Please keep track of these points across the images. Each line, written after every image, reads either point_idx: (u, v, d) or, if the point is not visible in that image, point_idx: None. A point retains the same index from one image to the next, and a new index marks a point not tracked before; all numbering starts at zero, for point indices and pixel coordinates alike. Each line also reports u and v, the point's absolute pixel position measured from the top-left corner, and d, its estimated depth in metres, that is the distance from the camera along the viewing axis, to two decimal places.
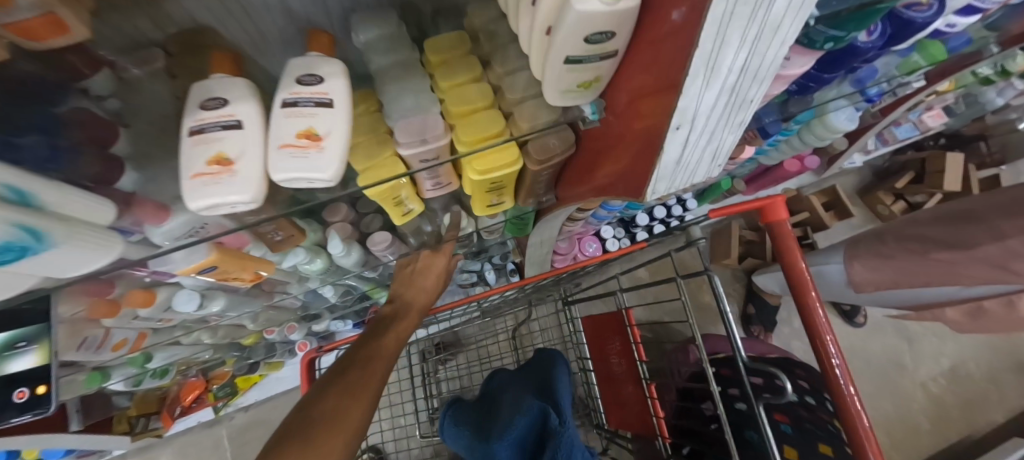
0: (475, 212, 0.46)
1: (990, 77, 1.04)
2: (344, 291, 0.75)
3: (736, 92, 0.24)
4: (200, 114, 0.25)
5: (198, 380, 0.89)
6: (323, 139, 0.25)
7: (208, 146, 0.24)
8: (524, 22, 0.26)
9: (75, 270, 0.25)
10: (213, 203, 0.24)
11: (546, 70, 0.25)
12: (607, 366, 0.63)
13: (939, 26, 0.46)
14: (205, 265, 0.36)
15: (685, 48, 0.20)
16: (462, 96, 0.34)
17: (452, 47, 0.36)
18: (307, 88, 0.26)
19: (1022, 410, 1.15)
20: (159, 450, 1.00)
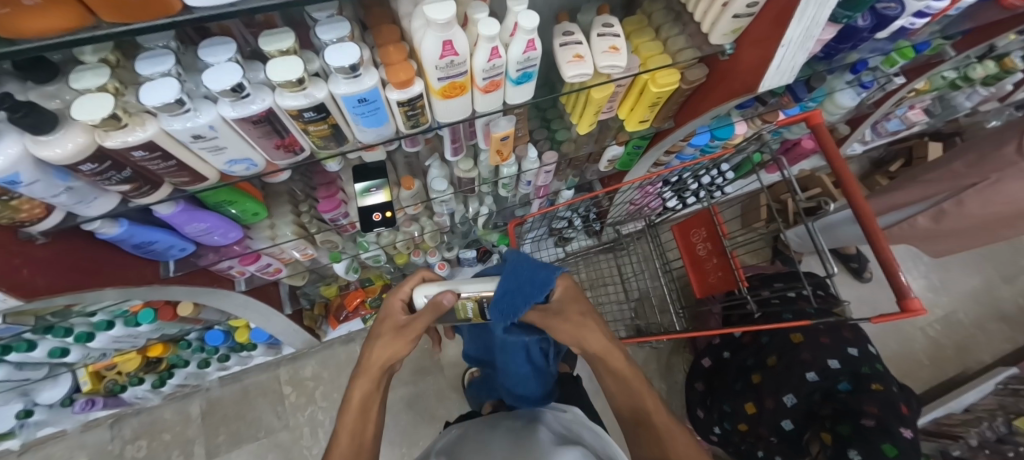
0: (629, 126, 0.76)
1: (956, 82, 1.36)
2: (488, 214, 1.03)
3: (810, 30, 0.53)
4: (562, 38, 0.54)
5: (358, 289, 1.13)
6: (620, 49, 0.54)
7: (571, 50, 0.53)
8: (705, 2, 0.56)
9: (517, 102, 0.52)
10: (575, 73, 0.53)
11: (719, 22, 0.55)
12: (694, 253, 0.88)
13: (905, 24, 0.76)
14: (506, 134, 0.64)
15: (792, 7, 0.49)
16: (649, 47, 0.63)
17: (638, 23, 0.66)
18: (609, 28, 0.55)
19: (1007, 352, 1.39)
20: (307, 359, 1.23)
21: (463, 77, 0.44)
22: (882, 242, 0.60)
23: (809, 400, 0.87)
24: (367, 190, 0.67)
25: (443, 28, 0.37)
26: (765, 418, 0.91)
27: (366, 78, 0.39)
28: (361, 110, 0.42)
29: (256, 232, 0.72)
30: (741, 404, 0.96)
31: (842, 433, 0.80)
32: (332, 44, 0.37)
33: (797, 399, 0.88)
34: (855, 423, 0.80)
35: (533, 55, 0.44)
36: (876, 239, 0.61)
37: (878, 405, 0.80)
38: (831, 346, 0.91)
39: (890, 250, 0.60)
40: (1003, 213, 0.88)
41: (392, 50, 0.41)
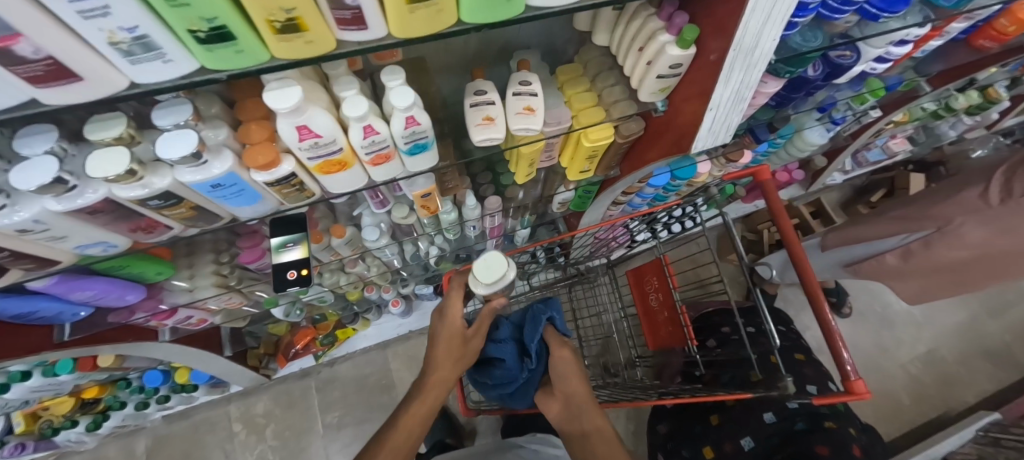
0: (569, 176, 0.72)
1: (939, 112, 1.31)
2: (439, 253, 1.00)
3: (740, 93, 0.49)
4: (474, 97, 0.50)
5: (309, 327, 1.09)
6: (535, 111, 0.50)
7: (481, 111, 0.49)
8: (631, 58, 0.52)
9: (419, 169, 0.48)
10: (484, 138, 0.49)
11: (644, 81, 0.51)
12: (646, 303, 0.84)
13: (866, 69, 0.72)
14: (427, 191, 0.60)
15: (716, 71, 0.45)
16: (581, 99, 0.59)
17: (572, 72, 0.61)
18: (525, 87, 0.51)
19: (993, 391, 1.33)
20: (258, 395, 1.19)
21: (340, 155, 0.40)
22: (823, 312, 0.55)
23: (766, 444, 0.81)
24: (284, 245, 0.63)
25: (293, 115, 0.33)
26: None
27: (214, 165, 0.35)
28: (222, 193, 0.38)
29: (172, 286, 0.67)
30: (700, 449, 0.91)
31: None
32: (169, 131, 0.33)
33: (754, 443, 0.83)
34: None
35: (418, 130, 0.40)
36: (819, 310, 0.56)
37: (829, 444, 0.75)
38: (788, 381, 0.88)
39: (833, 322, 0.56)
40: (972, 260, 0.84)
41: (253, 129, 0.37)
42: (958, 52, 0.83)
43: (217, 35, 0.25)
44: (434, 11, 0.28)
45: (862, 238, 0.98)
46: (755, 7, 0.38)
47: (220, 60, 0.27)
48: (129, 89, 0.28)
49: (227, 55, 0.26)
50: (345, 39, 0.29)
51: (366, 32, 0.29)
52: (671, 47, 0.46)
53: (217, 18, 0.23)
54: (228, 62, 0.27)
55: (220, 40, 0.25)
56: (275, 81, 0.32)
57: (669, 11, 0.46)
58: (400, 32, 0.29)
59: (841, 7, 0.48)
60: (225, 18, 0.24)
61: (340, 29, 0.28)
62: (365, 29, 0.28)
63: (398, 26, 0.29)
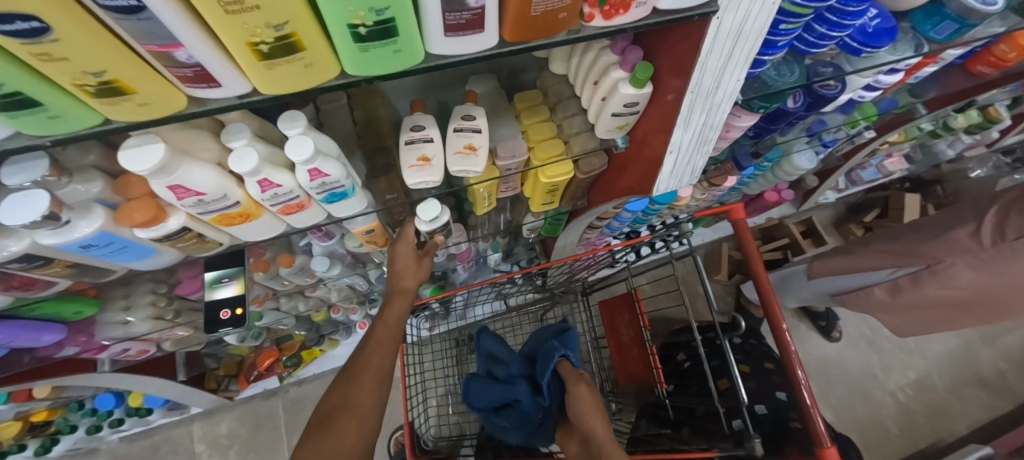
0: (532, 207, 0.67)
1: (937, 131, 1.26)
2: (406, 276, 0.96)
3: (704, 135, 0.44)
4: (410, 133, 0.45)
5: (272, 348, 1.05)
6: (477, 150, 0.45)
7: (417, 150, 0.44)
8: (587, 91, 0.47)
9: (344, 214, 0.43)
10: (419, 181, 0.44)
11: (599, 118, 0.46)
12: (617, 337, 0.80)
13: (854, 96, 0.67)
14: (370, 227, 0.56)
15: (674, 113, 0.41)
16: (538, 130, 0.54)
17: (532, 99, 0.56)
18: (468, 122, 0.46)
19: (985, 422, 1.28)
20: (222, 415, 1.15)
21: (239, 208, 0.35)
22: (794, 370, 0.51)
23: None
24: (218, 281, 0.59)
25: (161, 174, 0.28)
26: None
27: (79, 225, 0.31)
28: (100, 251, 0.34)
29: (102, 320, 0.63)
30: None
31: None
32: (21, 191, 0.28)
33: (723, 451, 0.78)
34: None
35: (329, 181, 0.36)
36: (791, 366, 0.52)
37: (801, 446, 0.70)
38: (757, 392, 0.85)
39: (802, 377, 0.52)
40: (961, 297, 0.80)
41: (133, 181, 0.32)
42: (955, 77, 0.78)
43: (13, 101, 0.20)
44: (304, 66, 0.23)
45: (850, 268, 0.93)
46: (711, 47, 0.34)
47: (35, 126, 0.22)
48: None
49: (39, 121, 0.22)
50: (203, 96, 0.24)
51: (226, 89, 0.24)
52: (624, 85, 0.41)
53: (2, 85, 0.18)
54: (46, 127, 0.22)
55: (22, 107, 0.20)
56: (135, 136, 0.27)
57: (622, 45, 0.41)
58: (268, 88, 0.25)
59: (818, 41, 0.43)
60: (16, 85, 0.19)
61: (188, 87, 0.23)
62: (222, 86, 0.24)
63: (264, 83, 0.24)
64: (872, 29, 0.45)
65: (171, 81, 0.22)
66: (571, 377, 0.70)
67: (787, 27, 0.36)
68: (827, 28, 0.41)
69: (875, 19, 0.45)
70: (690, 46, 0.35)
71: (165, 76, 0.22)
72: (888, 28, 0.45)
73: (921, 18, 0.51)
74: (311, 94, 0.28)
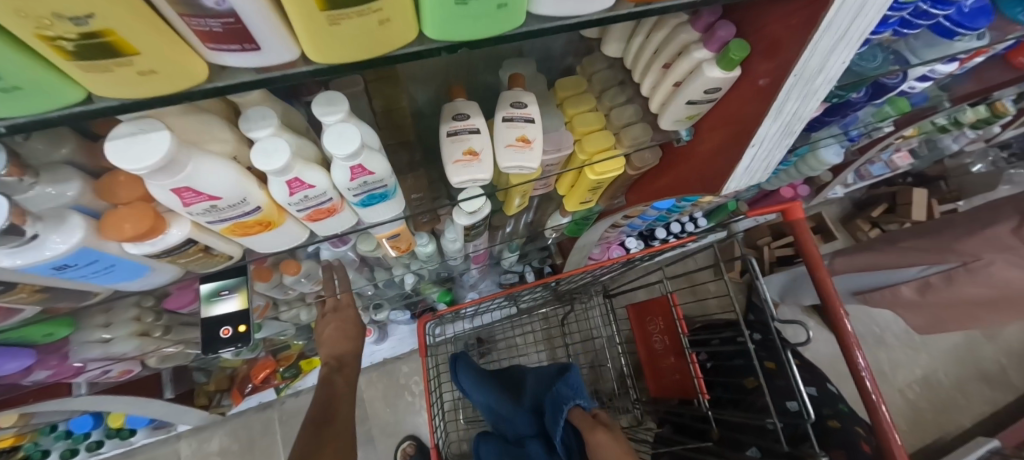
0: (567, 206, 0.61)
1: (946, 127, 1.25)
2: (416, 280, 0.89)
3: (789, 127, 0.39)
4: (452, 122, 0.39)
5: (268, 359, 0.96)
6: (532, 142, 0.39)
7: (462, 143, 0.38)
8: (652, 76, 0.42)
9: (378, 219, 0.36)
10: (466, 178, 0.38)
11: (669, 106, 0.41)
12: (650, 345, 0.75)
13: (905, 88, 0.63)
14: (396, 232, 0.50)
15: (766, 101, 0.35)
16: (585, 120, 0.48)
17: (576, 86, 0.50)
18: (519, 110, 0.39)
19: (987, 416, 1.30)
20: (213, 431, 1.06)
21: (259, 214, 0.28)
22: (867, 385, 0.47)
23: None
24: (217, 293, 0.51)
25: (165, 175, 0.21)
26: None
27: (51, 240, 0.23)
28: (78, 272, 0.26)
29: (77, 341, 0.54)
30: None
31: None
32: None
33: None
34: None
35: (371, 180, 0.29)
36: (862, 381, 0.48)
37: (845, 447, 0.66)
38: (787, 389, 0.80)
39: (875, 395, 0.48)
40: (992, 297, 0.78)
41: (122, 182, 0.25)
42: (993, 69, 0.75)
43: None
44: (378, 24, 0.17)
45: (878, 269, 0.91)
46: (832, 23, 0.28)
47: None
48: None
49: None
50: (226, 63, 0.17)
51: (265, 55, 0.17)
52: (710, 66, 0.35)
53: None
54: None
55: None
56: (129, 121, 0.20)
57: (707, 21, 0.35)
58: (320, 54, 0.18)
59: (915, 21, 0.38)
60: None
61: (214, 48, 0.16)
62: (259, 50, 0.17)
63: (319, 45, 0.17)
64: (968, 9, 0.42)
65: (188, 37, 0.15)
66: (585, 424, 0.63)
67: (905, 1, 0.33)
68: (932, 3, 0.37)
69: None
70: (806, 22, 0.29)
71: (175, 31, 0.15)
72: (984, 8, 0.42)
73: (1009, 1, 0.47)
74: (369, 66, 0.21)
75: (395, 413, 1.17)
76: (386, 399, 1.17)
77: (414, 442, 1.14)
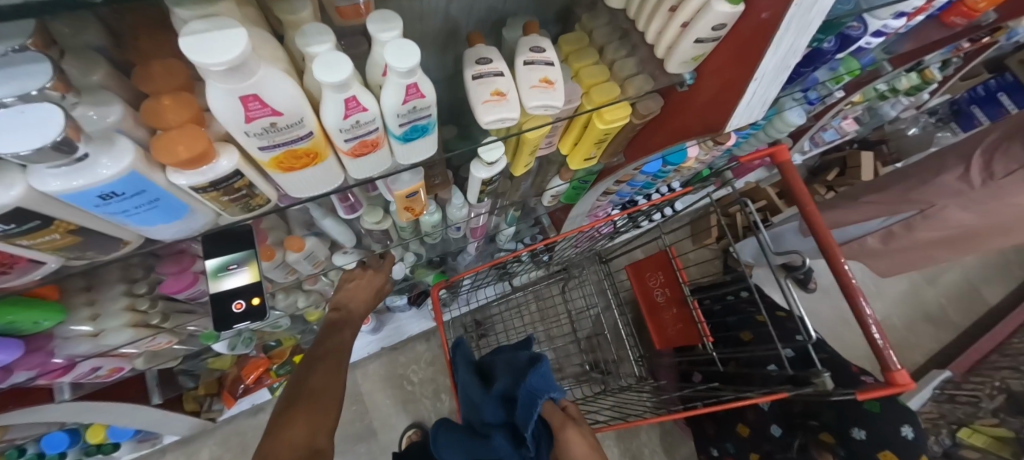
0: (572, 165, 0.63)
1: (885, 93, 1.39)
2: (415, 260, 0.88)
3: (785, 61, 0.43)
4: (476, 66, 0.39)
5: (261, 357, 0.91)
6: (554, 84, 0.41)
7: (488, 85, 0.39)
8: (659, 20, 0.44)
9: (413, 159, 0.37)
10: (496, 118, 0.38)
11: (677, 47, 0.44)
12: (652, 299, 0.78)
13: (862, 43, 0.70)
14: (414, 189, 0.47)
15: (768, 33, 0.38)
16: (591, 73, 0.49)
17: (579, 41, 0.51)
18: (539, 54, 0.41)
19: (935, 351, 1.45)
20: (202, 441, 1.00)
21: (308, 142, 0.28)
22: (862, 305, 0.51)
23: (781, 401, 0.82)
24: (224, 268, 0.48)
25: (231, 78, 0.21)
26: (760, 437, 0.83)
27: (100, 162, 0.22)
28: (119, 206, 0.25)
29: (62, 335, 0.50)
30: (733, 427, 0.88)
31: (830, 423, 0.75)
32: (5, 107, 0.19)
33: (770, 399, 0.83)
34: (834, 405, 0.76)
35: (420, 106, 0.29)
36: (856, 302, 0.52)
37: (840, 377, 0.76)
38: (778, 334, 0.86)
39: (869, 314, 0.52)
40: (943, 234, 0.87)
41: (167, 107, 0.24)
42: (929, 29, 0.85)
43: None
44: None
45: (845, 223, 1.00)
46: None
47: None
48: None
49: None
50: None
51: None
52: (718, 2, 0.38)
53: None
54: None
55: None
56: (198, 20, 0.20)
57: None
58: None
59: None
60: None
61: None
62: None
63: None
64: None
65: None
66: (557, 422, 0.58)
67: None
68: None
69: None
70: None
71: None
72: None
73: None
74: None
75: (395, 404, 1.14)
76: (386, 390, 1.14)
77: (419, 430, 1.11)
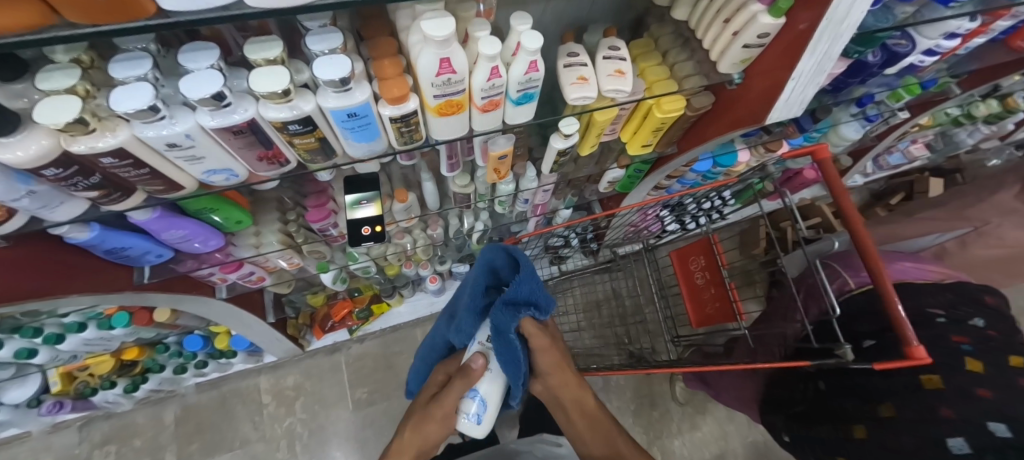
0: (631, 150, 0.74)
1: (960, 119, 1.34)
2: (481, 232, 1.02)
3: (821, 64, 0.52)
4: (567, 58, 0.53)
5: (347, 299, 1.11)
6: (625, 74, 0.52)
7: (575, 72, 0.51)
8: (714, 29, 0.55)
9: (517, 120, 0.50)
10: (579, 96, 0.51)
11: (728, 51, 0.54)
12: (692, 281, 0.86)
13: (914, 61, 0.75)
14: (504, 152, 0.61)
15: (806, 40, 0.48)
16: (655, 71, 0.61)
17: (645, 46, 0.63)
18: (615, 52, 0.53)
19: None
20: (289, 368, 1.20)
21: (461, 95, 0.42)
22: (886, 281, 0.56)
23: None
24: (358, 202, 0.64)
25: (441, 45, 0.35)
26: None
27: (357, 90, 0.37)
28: (351, 124, 0.40)
29: (241, 241, 0.69)
30: None
31: None
32: (322, 55, 0.35)
33: None
34: None
35: (535, 77, 0.42)
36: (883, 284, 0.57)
37: None
38: (957, 421, 0.54)
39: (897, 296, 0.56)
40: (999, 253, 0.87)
41: (387, 64, 0.39)
42: (995, 52, 0.87)
43: None
44: None
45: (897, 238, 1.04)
46: None
47: None
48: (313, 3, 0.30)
49: None
50: None
51: None
52: (763, 16, 0.48)
53: None
54: None
55: None
56: (429, 11, 0.34)
57: None
58: None
59: None
60: None
61: None
62: None
63: None
64: None
65: None
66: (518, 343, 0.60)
67: None
68: None
69: None
70: None
71: None
72: None
73: None
74: None
75: None
76: None
77: None
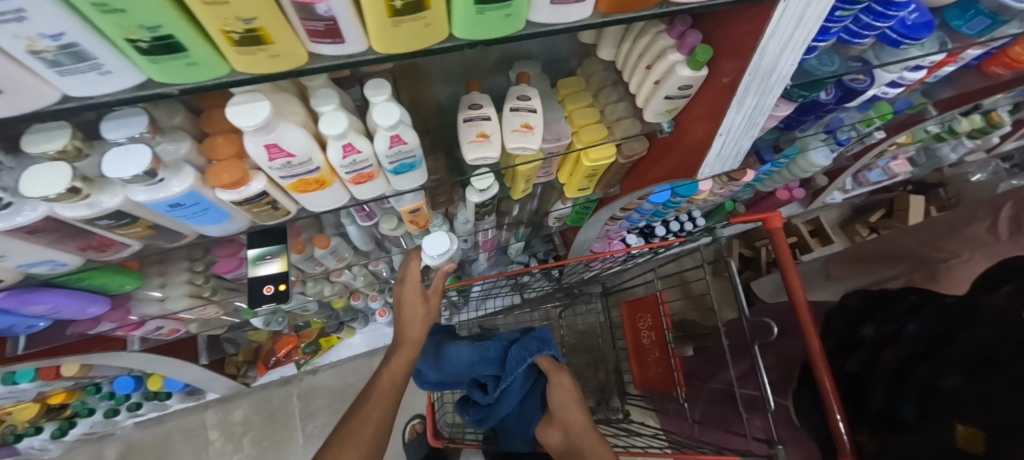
0: (567, 193, 0.68)
1: (942, 135, 1.27)
2: None
3: (752, 117, 0.48)
4: (468, 111, 0.46)
5: (290, 335, 1.04)
6: (533, 128, 0.47)
7: (475, 128, 0.45)
8: (638, 75, 0.49)
9: (406, 186, 0.45)
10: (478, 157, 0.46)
11: (651, 101, 0.48)
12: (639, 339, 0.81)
13: (877, 93, 0.69)
14: (415, 206, 0.55)
15: (730, 93, 0.42)
16: (582, 114, 0.55)
17: (574, 86, 0.57)
18: (524, 102, 0.47)
19: None
20: (237, 402, 1.15)
21: (317, 174, 0.36)
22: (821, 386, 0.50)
23: None
24: (261, 257, 0.58)
25: (261, 132, 0.30)
26: None
27: (172, 182, 0.31)
28: (184, 212, 0.35)
29: (139, 298, 0.63)
30: None
31: None
32: (119, 145, 0.29)
33: None
34: None
35: (405, 149, 0.37)
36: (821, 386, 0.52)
37: None
38: None
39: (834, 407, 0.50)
40: None
41: (220, 143, 0.33)
42: (970, 77, 0.81)
43: (163, 46, 0.21)
44: (422, 25, 0.25)
45: (869, 269, 0.99)
46: (773, 30, 0.35)
47: (169, 73, 0.24)
48: (53, 105, 0.24)
49: (181, 67, 0.23)
50: (322, 51, 0.26)
51: (343, 45, 0.26)
52: (682, 67, 0.43)
53: (161, 27, 0.19)
54: (176, 75, 0.24)
55: (169, 54, 0.22)
56: (241, 94, 0.29)
57: (681, 29, 0.42)
58: (383, 46, 0.27)
59: (862, 31, 0.45)
60: (171, 27, 0.20)
61: (320, 40, 0.25)
62: (342, 42, 0.25)
63: (383, 41, 0.26)
64: (911, 22, 0.47)
65: (302, 34, 0.24)
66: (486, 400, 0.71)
67: (843, 14, 0.38)
68: (873, 18, 0.43)
69: (913, 13, 0.47)
70: (752, 29, 0.36)
71: (298, 30, 0.23)
72: (926, 22, 0.47)
73: (953, 13, 0.54)
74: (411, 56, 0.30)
75: None
76: None
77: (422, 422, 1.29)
